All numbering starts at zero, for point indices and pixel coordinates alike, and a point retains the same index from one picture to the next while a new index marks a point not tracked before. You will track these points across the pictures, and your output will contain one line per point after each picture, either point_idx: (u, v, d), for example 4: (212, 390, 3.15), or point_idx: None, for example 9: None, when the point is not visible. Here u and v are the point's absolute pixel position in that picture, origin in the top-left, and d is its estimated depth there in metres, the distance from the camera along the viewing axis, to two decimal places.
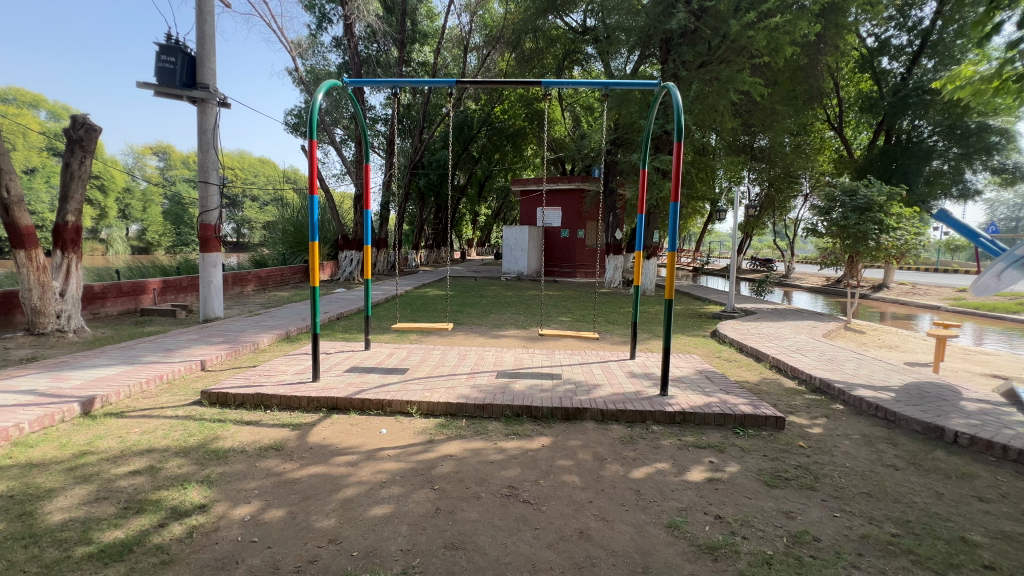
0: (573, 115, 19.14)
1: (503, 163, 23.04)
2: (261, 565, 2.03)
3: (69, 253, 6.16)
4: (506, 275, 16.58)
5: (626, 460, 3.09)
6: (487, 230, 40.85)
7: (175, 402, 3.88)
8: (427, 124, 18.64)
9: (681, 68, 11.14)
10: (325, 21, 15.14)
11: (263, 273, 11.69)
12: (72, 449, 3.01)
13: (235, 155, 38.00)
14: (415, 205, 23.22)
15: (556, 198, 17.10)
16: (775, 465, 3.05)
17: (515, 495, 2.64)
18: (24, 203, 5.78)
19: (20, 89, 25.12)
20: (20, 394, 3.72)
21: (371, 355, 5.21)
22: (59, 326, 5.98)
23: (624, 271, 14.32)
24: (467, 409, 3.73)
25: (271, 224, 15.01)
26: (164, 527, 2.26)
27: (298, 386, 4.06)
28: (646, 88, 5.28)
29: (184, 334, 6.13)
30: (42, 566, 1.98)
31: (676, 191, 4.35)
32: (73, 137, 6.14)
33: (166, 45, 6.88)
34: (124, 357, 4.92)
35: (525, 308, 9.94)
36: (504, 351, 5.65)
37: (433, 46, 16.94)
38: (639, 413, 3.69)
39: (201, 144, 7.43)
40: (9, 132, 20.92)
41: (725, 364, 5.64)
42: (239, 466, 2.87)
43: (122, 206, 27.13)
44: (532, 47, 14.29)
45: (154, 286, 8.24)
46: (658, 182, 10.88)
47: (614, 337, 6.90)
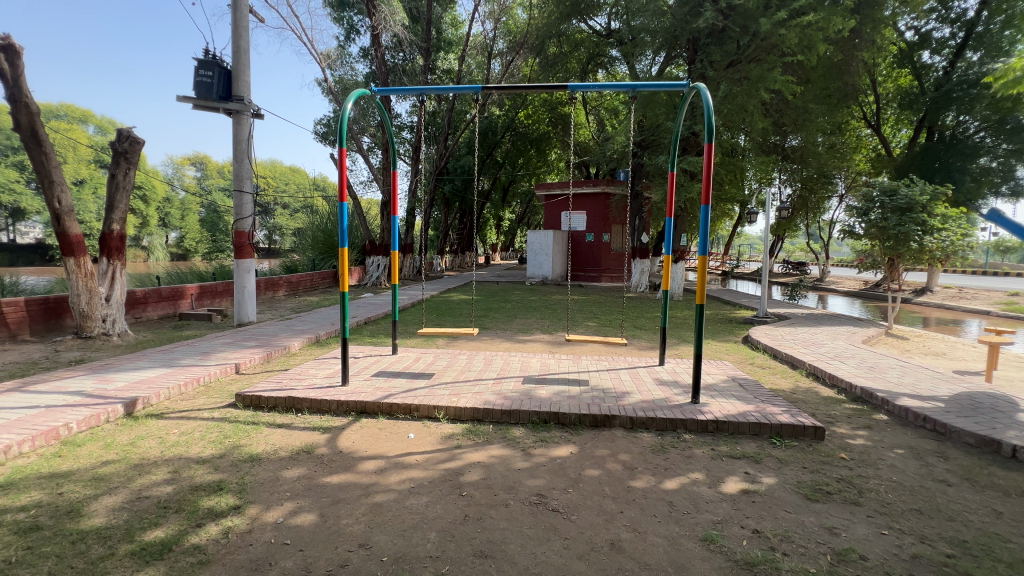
0: (597, 118, 19.07)
1: (527, 168, 23.02)
2: (293, 566, 2.06)
3: (114, 261, 6.45)
4: (530, 279, 16.66)
5: (657, 469, 3.01)
6: (512, 235, 40.93)
7: (211, 404, 4.01)
8: (452, 130, 18.79)
9: (709, 68, 10.93)
10: (353, 32, 15.51)
11: (294, 278, 11.99)
12: (116, 449, 3.13)
13: (266, 163, 39.25)
14: (441, 211, 23.53)
15: (580, 201, 16.97)
16: (815, 477, 2.92)
17: (543, 503, 2.61)
18: (75, 213, 6.10)
19: (71, 105, 26.72)
20: (69, 395, 3.90)
21: (399, 360, 5.26)
22: (104, 329, 6.26)
23: (650, 274, 14.33)
24: (493, 415, 3.73)
25: (301, 232, 15.49)
26: (201, 527, 2.32)
27: (328, 389, 4.14)
28: (674, 89, 5.04)
29: (219, 338, 6.31)
30: (88, 562, 2.06)
31: (707, 192, 4.10)
32: (118, 149, 6.41)
33: (204, 60, 7.18)
34: (163, 360, 5.10)
35: (551, 312, 9.89)
36: (530, 356, 5.62)
37: (458, 54, 17.12)
38: (670, 421, 3.61)
39: (236, 154, 7.68)
40: (60, 146, 22.15)
41: (758, 371, 5.48)
42: (271, 471, 2.93)
43: (163, 215, 28.53)
44: (556, 52, 14.37)
45: (191, 290, 8.57)
46: (686, 184, 10.67)
47: (642, 342, 6.79)
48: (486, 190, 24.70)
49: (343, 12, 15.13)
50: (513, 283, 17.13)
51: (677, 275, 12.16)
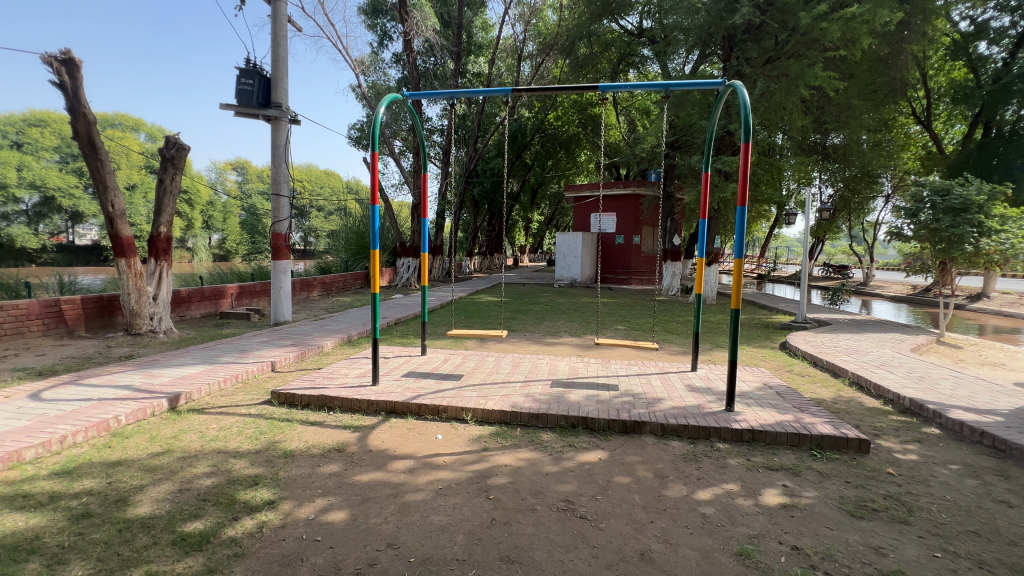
0: (628, 119, 18.80)
1: (556, 170, 22.90)
2: (324, 564, 2.09)
3: (161, 261, 6.76)
4: (559, 282, 16.59)
5: (690, 479, 2.93)
6: (540, 238, 40.83)
7: (248, 400, 4.14)
8: (481, 132, 18.91)
9: (746, 64, 10.61)
10: (386, 38, 15.82)
11: (328, 279, 12.31)
12: (160, 441, 3.28)
13: (302, 167, 40.45)
14: (470, 213, 23.71)
15: (610, 203, 16.75)
16: (859, 493, 2.77)
17: (571, 510, 2.57)
18: (126, 216, 6.43)
19: (124, 114, 28.31)
20: (119, 388, 4.12)
21: (428, 360, 5.31)
22: (152, 327, 6.57)
23: (682, 277, 14.07)
24: (521, 418, 3.71)
25: (335, 234, 15.92)
26: (237, 521, 2.40)
27: (359, 388, 4.22)
28: (709, 87, 4.86)
29: (257, 336, 6.53)
30: (132, 550, 2.15)
31: (743, 193, 3.96)
32: (166, 155, 6.73)
33: (245, 69, 7.46)
34: (203, 357, 5.31)
35: (580, 315, 9.79)
36: (559, 359, 5.57)
37: (488, 57, 17.21)
38: (702, 429, 3.50)
39: (275, 159, 7.94)
40: (114, 153, 23.49)
41: (796, 379, 5.26)
42: (305, 468, 3.00)
43: (207, 218, 29.96)
44: (587, 53, 14.36)
45: (231, 290, 8.91)
46: (720, 184, 10.38)
47: (673, 347, 6.63)
48: (514, 192, 24.71)
49: (376, 19, 15.46)
50: (541, 285, 17.10)
51: (711, 278, 11.84)
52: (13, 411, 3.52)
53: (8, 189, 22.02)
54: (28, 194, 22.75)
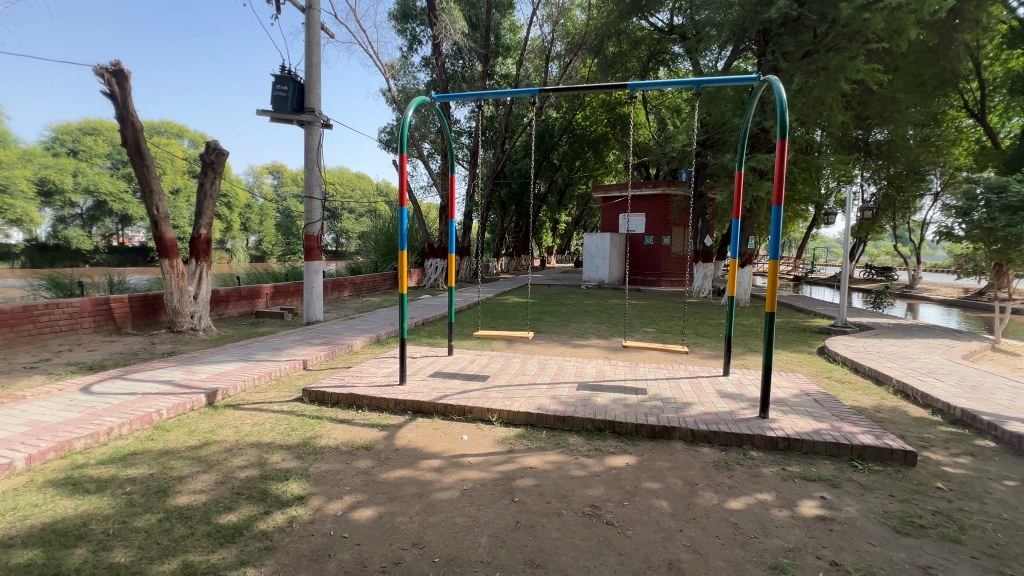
0: (658, 117, 18.44)
1: (584, 170, 22.69)
2: (350, 561, 2.12)
3: (201, 262, 7.04)
4: (586, 283, 16.46)
5: (721, 487, 2.84)
6: (567, 238, 40.55)
7: (281, 398, 4.26)
8: (509, 134, 18.94)
9: (782, 59, 10.29)
10: (415, 42, 16.06)
11: (359, 279, 12.58)
12: (198, 435, 3.41)
13: (335, 170, 41.59)
14: (497, 214, 23.79)
15: (638, 203, 16.50)
16: (905, 508, 2.62)
17: (597, 515, 2.52)
18: (169, 219, 6.73)
19: (170, 122, 29.77)
20: (161, 383, 4.32)
21: (454, 361, 5.34)
22: (193, 325, 6.85)
23: (713, 279, 13.73)
24: (547, 421, 3.67)
25: (366, 235, 16.27)
26: (269, 514, 2.46)
27: (387, 387, 4.28)
28: (742, 83, 4.71)
29: (290, 335, 6.72)
30: (171, 539, 2.23)
31: (778, 193, 3.81)
32: (207, 160, 7.02)
33: (280, 75, 7.70)
34: (240, 354, 5.49)
35: (608, 317, 9.68)
36: (585, 362, 5.50)
37: (516, 58, 17.22)
38: (734, 436, 3.39)
39: (308, 162, 8.16)
40: (160, 159, 24.73)
41: (836, 385, 5.04)
42: (334, 464, 3.05)
43: (245, 220, 31.19)
44: (616, 52, 14.23)
45: (266, 290, 9.21)
46: (755, 183, 10.05)
47: (704, 351, 6.46)
48: (542, 194, 24.65)
49: (406, 23, 15.71)
50: (569, 286, 17.00)
51: (743, 280, 11.51)
52: (66, 402, 3.73)
53: (65, 193, 23.47)
54: (83, 199, 24.18)
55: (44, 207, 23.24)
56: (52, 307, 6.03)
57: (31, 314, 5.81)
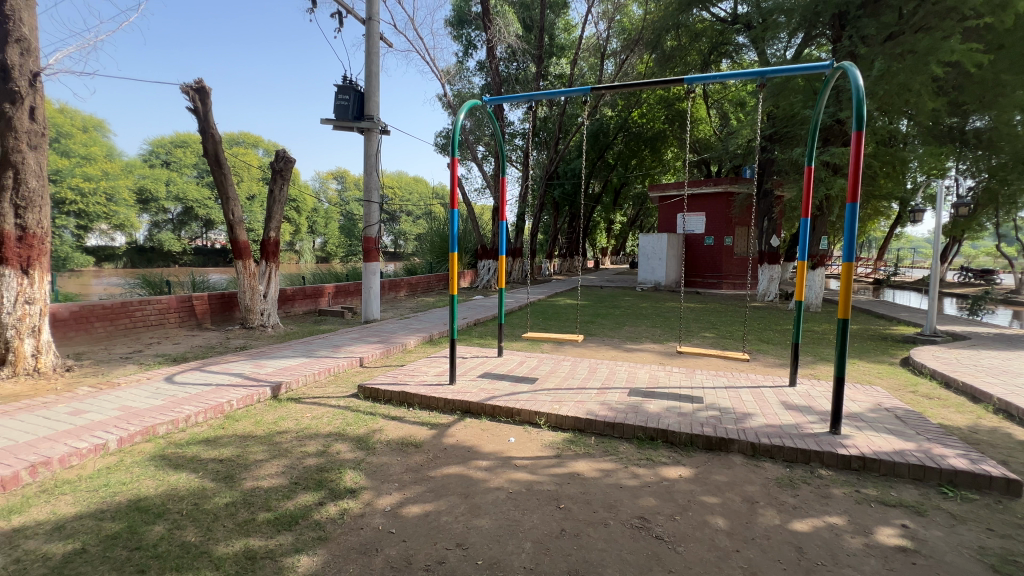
0: (720, 112, 17.61)
1: (641, 168, 22.08)
2: (396, 556, 2.16)
3: (270, 263, 7.52)
4: (641, 285, 16.00)
5: (785, 507, 2.63)
6: (622, 238, 39.67)
7: (338, 393, 4.46)
8: (562, 134, 18.80)
9: (861, 44, 9.47)
10: (471, 47, 16.34)
11: (414, 280, 12.98)
12: (264, 425, 3.64)
13: (394, 174, 43.26)
14: (550, 215, 23.71)
15: (697, 202, 15.80)
16: (1006, 545, 2.30)
17: (647, 528, 2.42)
18: (243, 223, 7.26)
19: (247, 133, 32.21)
20: (233, 376, 4.65)
21: (504, 362, 5.35)
22: (262, 322, 7.35)
23: (780, 281, 12.91)
24: (596, 426, 3.59)
25: (422, 237, 16.76)
26: (323, 505, 2.57)
27: (437, 387, 4.35)
28: (813, 71, 4.36)
29: (349, 333, 7.03)
30: (235, 523, 2.38)
31: (854, 190, 3.49)
32: (276, 168, 7.50)
33: (342, 85, 8.10)
34: (303, 350, 5.82)
35: (664, 320, 9.33)
36: (638, 367, 5.32)
37: (570, 58, 17.05)
38: (801, 452, 3.14)
39: (367, 167, 8.50)
40: (239, 168, 26.86)
41: (923, 401, 4.55)
42: (385, 459, 3.14)
43: (312, 223, 33.19)
44: (674, 45, 13.75)
45: (329, 289, 9.72)
46: (827, 179, 9.34)
47: (769, 359, 6.06)
48: (596, 194, 24.26)
49: (462, 29, 16.02)
50: (623, 288, 16.60)
51: (814, 283, 10.72)
52: (152, 390, 4.12)
53: (159, 201, 26.09)
54: (174, 205, 26.78)
55: (143, 213, 25.96)
56: (144, 303, 6.68)
57: (127, 309, 6.47)
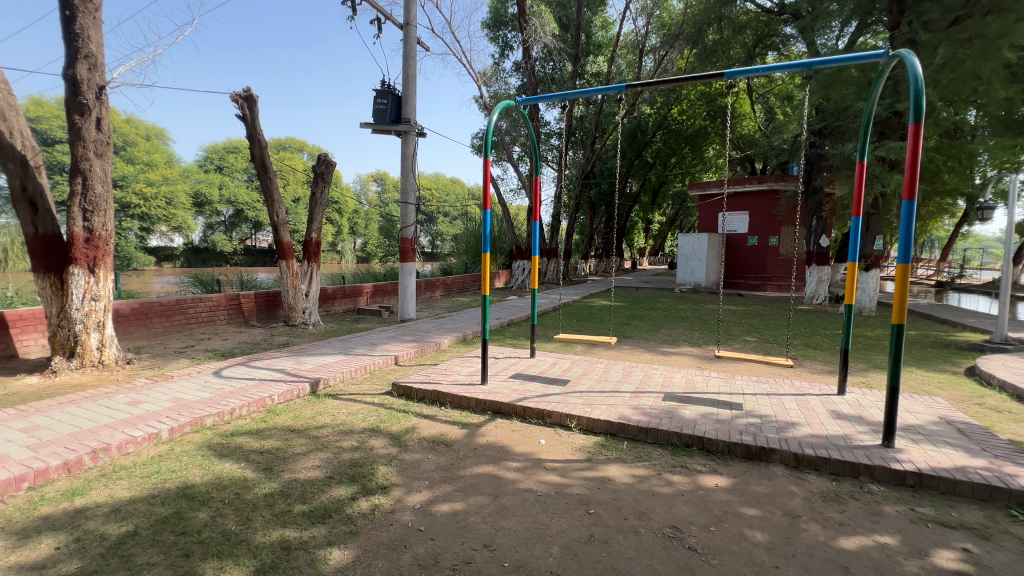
0: (766, 106, 16.90)
1: (681, 166, 21.50)
2: (424, 554, 2.19)
3: (312, 262, 7.80)
4: (680, 286, 15.57)
5: (830, 523, 2.48)
6: (661, 239, 38.78)
7: (373, 390, 4.57)
8: (599, 133, 18.56)
9: (922, 30, 8.85)
10: (507, 48, 16.38)
11: (450, 280, 13.15)
12: (302, 419, 3.78)
13: (431, 176, 44.00)
14: (586, 214, 23.45)
15: (740, 201, 15.20)
16: None
17: (679, 538, 2.34)
18: (287, 225, 7.56)
19: (292, 138, 33.56)
20: (275, 371, 4.86)
21: (536, 363, 5.33)
22: (304, 319, 7.64)
23: (829, 283, 12.26)
24: (629, 431, 3.51)
25: (457, 237, 16.97)
26: (356, 500, 2.63)
27: (468, 387, 4.38)
28: (867, 61, 4.11)
29: (385, 332, 7.19)
30: (272, 514, 2.47)
31: (910, 187, 3.26)
32: (318, 171, 7.77)
33: (380, 90, 8.31)
34: (341, 348, 6.01)
35: (703, 323, 9.03)
36: (675, 371, 5.17)
37: (608, 56, 16.75)
38: (849, 465, 2.96)
39: (404, 169, 8.68)
40: (284, 173, 28.04)
41: (990, 414, 4.19)
42: (415, 457, 3.19)
43: (353, 224, 34.23)
44: (716, 39, 13.31)
45: (367, 289, 9.99)
46: (882, 175, 8.78)
47: (816, 366, 5.74)
48: (634, 193, 23.80)
49: (498, 31, 16.09)
50: (660, 289, 16.21)
51: (867, 285, 10.09)
52: (201, 384, 4.35)
53: (212, 204, 27.65)
54: (226, 208, 28.30)
55: (198, 216, 27.55)
56: (197, 301, 7.08)
57: (182, 306, 6.88)
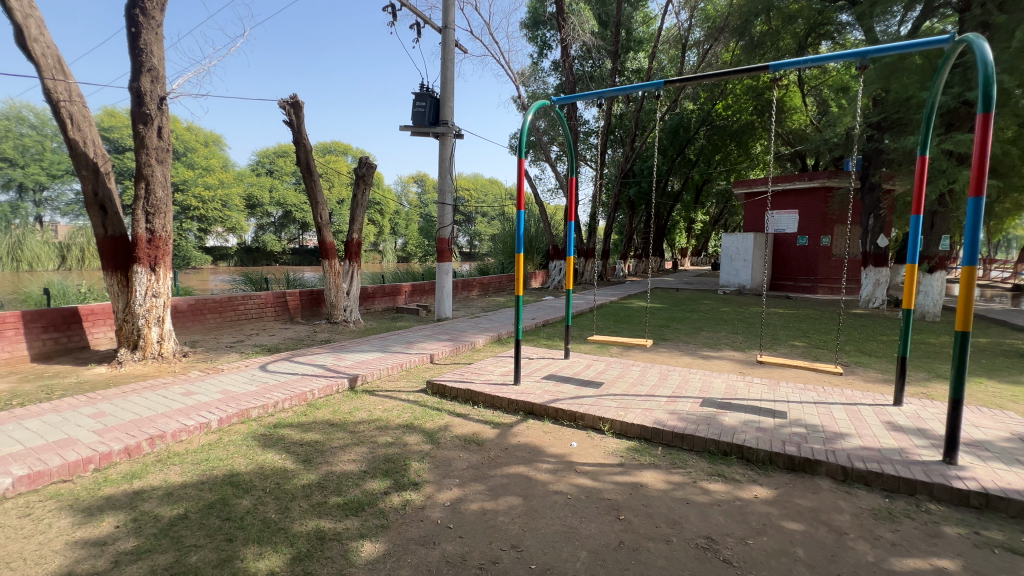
0: (819, 98, 16.06)
1: (725, 164, 20.76)
2: (452, 552, 2.21)
3: (353, 262, 8.05)
4: (723, 287, 15.03)
5: (881, 543, 2.32)
6: (704, 239, 37.55)
7: (408, 387, 4.66)
8: (639, 131, 18.21)
9: (997, 11, 8.14)
10: (545, 48, 16.34)
11: (486, 280, 13.26)
12: (340, 414, 3.91)
13: (470, 176, 44.52)
14: (625, 214, 23.05)
15: (789, 199, 14.51)
16: None
17: (714, 550, 2.26)
18: (330, 225, 7.84)
19: (338, 142, 34.84)
20: (316, 367, 5.05)
21: (570, 365, 5.28)
22: (345, 317, 7.90)
23: (888, 286, 11.50)
24: (664, 436, 3.41)
25: (494, 237, 17.09)
26: (388, 495, 2.69)
27: (501, 386, 4.39)
28: (930, 47, 3.83)
29: (422, 330, 7.33)
30: (309, 504, 2.57)
31: (978, 182, 3.01)
32: (360, 173, 8.01)
33: (419, 93, 8.48)
34: (379, 345, 6.17)
35: (746, 327, 8.68)
36: (715, 376, 4.99)
37: (648, 51, 16.47)
38: (904, 481, 2.76)
39: (442, 170, 8.82)
40: (330, 175, 29.15)
41: None
42: (447, 454, 3.22)
43: (394, 224, 35.15)
44: (764, 30, 12.78)
45: (406, 288, 10.22)
46: (949, 170, 8.14)
47: (870, 374, 5.39)
48: (676, 191, 23.18)
49: (537, 30, 16.09)
50: (702, 291, 15.71)
51: (932, 288, 9.37)
52: (249, 377, 4.58)
53: (264, 206, 29.16)
54: (276, 210, 29.77)
55: (251, 217, 29.11)
56: (247, 298, 7.46)
57: (233, 303, 7.27)
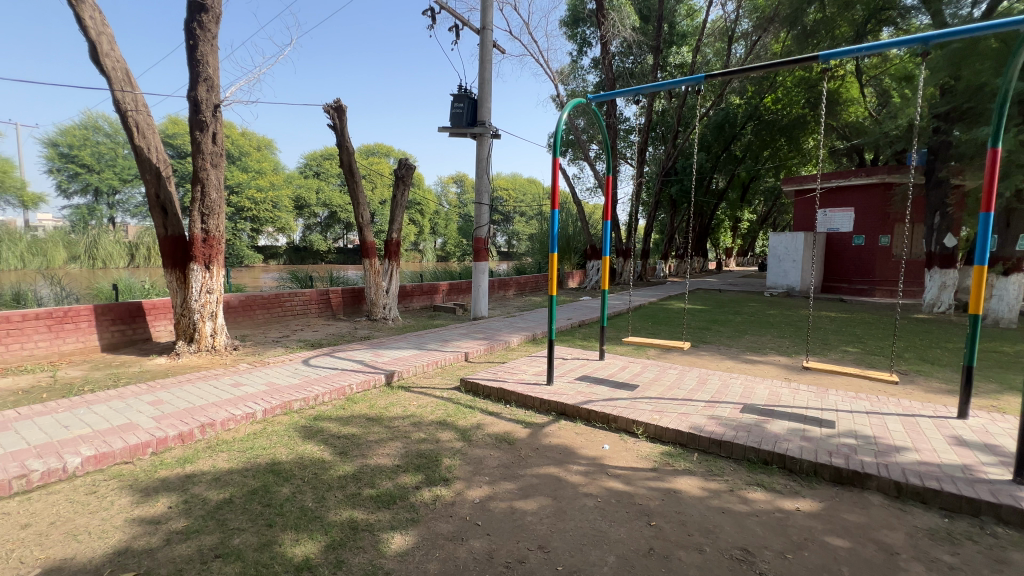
0: (879, 88, 15.07)
1: (774, 160, 19.86)
2: (479, 549, 2.23)
3: (392, 261, 8.25)
4: (770, 289, 14.38)
5: (937, 565, 2.16)
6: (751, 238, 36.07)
7: (442, 385, 4.74)
8: (681, 127, 17.69)
9: None
10: (585, 45, 16.18)
11: (523, 280, 13.28)
12: (376, 409, 4.03)
13: (509, 176, 44.67)
14: (666, 213, 22.48)
15: (843, 196, 13.71)
16: None
17: (750, 562, 2.17)
18: (370, 225, 8.06)
19: (382, 144, 35.82)
20: (355, 362, 5.22)
21: (605, 366, 5.21)
22: (385, 314, 8.12)
23: (955, 289, 10.65)
24: (700, 442, 3.31)
25: (531, 237, 17.09)
26: (419, 490, 2.74)
27: (534, 386, 4.39)
28: (1003, 30, 3.51)
29: (458, 329, 7.43)
30: (343, 495, 2.66)
31: None
32: (399, 174, 8.20)
33: (457, 94, 8.61)
34: (416, 343, 6.31)
35: (793, 331, 8.27)
36: (757, 381, 4.79)
37: (692, 45, 16.00)
38: (967, 500, 2.55)
39: (479, 170, 8.90)
40: (373, 176, 30.04)
41: None
42: (478, 452, 3.26)
43: (434, 224, 35.79)
44: (818, 19, 12.12)
45: (443, 287, 10.39)
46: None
47: (930, 384, 5.01)
48: (720, 189, 22.37)
49: (576, 28, 15.94)
50: (747, 293, 15.09)
51: (1007, 292, 8.59)
52: (292, 371, 4.80)
53: (311, 207, 30.41)
54: (322, 210, 30.97)
55: (299, 217, 30.43)
56: (293, 295, 7.81)
57: (280, 300, 7.63)
